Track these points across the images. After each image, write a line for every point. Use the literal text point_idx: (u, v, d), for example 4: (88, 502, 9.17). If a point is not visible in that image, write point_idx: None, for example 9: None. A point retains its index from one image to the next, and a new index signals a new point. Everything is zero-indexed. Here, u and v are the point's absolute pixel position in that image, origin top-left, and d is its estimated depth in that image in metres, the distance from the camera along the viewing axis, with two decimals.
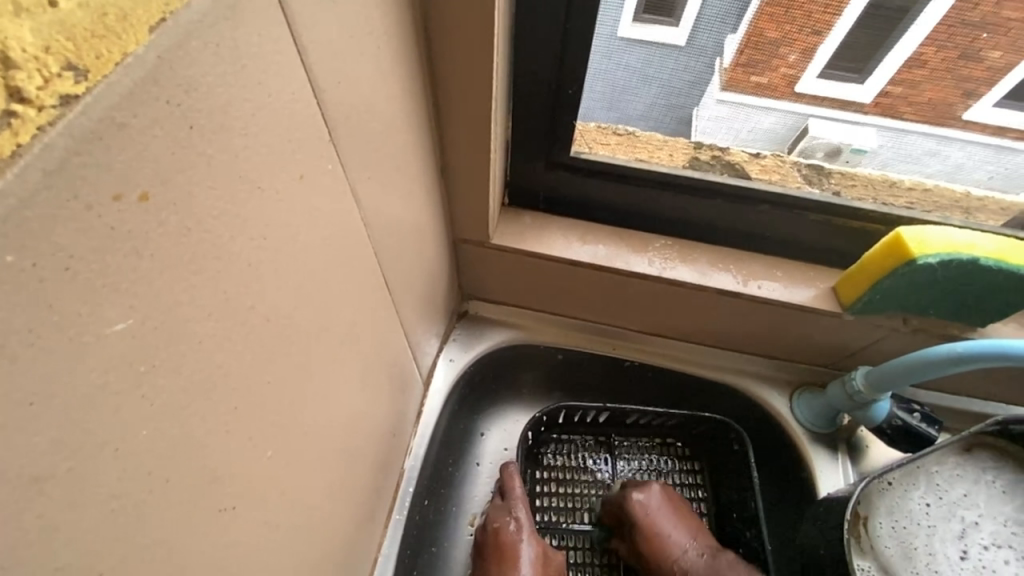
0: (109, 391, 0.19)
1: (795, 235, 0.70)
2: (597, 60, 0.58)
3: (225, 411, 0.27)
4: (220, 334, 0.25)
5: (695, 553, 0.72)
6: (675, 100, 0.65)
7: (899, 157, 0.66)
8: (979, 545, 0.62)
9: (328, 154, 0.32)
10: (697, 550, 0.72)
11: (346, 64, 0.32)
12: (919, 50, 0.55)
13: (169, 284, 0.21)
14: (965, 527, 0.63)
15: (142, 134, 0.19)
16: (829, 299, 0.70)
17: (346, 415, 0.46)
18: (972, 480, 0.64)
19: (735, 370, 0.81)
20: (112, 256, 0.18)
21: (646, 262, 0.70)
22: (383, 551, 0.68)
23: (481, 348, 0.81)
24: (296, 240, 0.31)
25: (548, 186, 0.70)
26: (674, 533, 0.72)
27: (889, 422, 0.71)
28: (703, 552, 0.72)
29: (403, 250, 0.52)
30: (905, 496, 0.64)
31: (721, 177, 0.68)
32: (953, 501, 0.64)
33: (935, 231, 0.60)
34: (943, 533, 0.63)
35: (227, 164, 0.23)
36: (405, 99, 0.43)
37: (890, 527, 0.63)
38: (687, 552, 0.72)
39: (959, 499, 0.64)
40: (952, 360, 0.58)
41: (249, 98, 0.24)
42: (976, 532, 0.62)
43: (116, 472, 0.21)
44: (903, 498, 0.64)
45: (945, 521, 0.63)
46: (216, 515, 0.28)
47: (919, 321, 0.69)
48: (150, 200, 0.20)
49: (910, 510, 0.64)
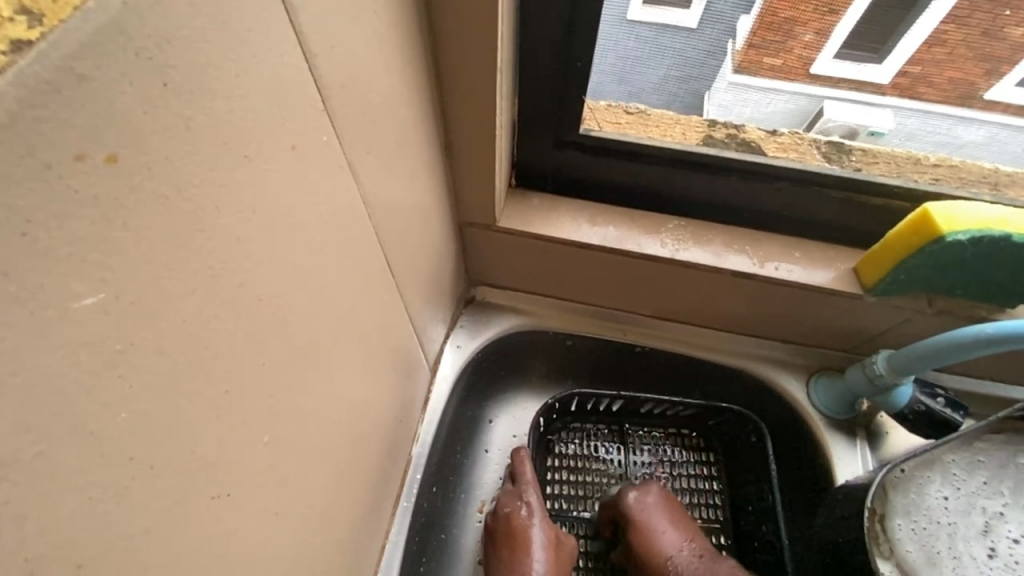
0: (81, 370, 0.18)
1: (814, 215, 0.68)
2: (607, 31, 0.55)
3: (215, 394, 0.26)
4: (206, 313, 0.24)
5: (688, 554, 0.69)
6: (690, 71, 0.62)
7: (925, 130, 0.63)
8: (1007, 539, 0.59)
9: (323, 125, 0.30)
10: (691, 552, 0.69)
11: (340, 28, 0.30)
12: (941, 27, 0.52)
13: (145, 257, 0.20)
14: (990, 519, 0.60)
15: (108, 87, 0.17)
16: (849, 281, 0.67)
17: (349, 401, 0.45)
18: (990, 467, 0.62)
19: (750, 355, 0.79)
20: (77, 223, 0.17)
21: (658, 244, 0.68)
22: (391, 539, 0.67)
23: (489, 334, 0.80)
24: (289, 214, 0.29)
25: (557, 166, 0.68)
26: (668, 532, 0.70)
27: (911, 407, 0.68)
28: (697, 555, 0.69)
29: (406, 232, 0.50)
30: (921, 491, 0.61)
31: (737, 154, 0.65)
32: (973, 491, 0.61)
33: (965, 208, 0.57)
34: (965, 529, 0.60)
35: (209, 129, 0.22)
36: (405, 71, 0.41)
37: (910, 528, 0.60)
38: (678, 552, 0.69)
39: (980, 488, 0.61)
40: (982, 342, 0.55)
41: (232, 58, 0.22)
42: (1002, 523, 0.60)
43: (92, 458, 0.19)
44: (919, 494, 0.61)
45: (966, 516, 0.60)
46: (208, 503, 0.27)
47: (945, 302, 0.66)
48: (120, 163, 0.18)
49: (929, 507, 0.61)
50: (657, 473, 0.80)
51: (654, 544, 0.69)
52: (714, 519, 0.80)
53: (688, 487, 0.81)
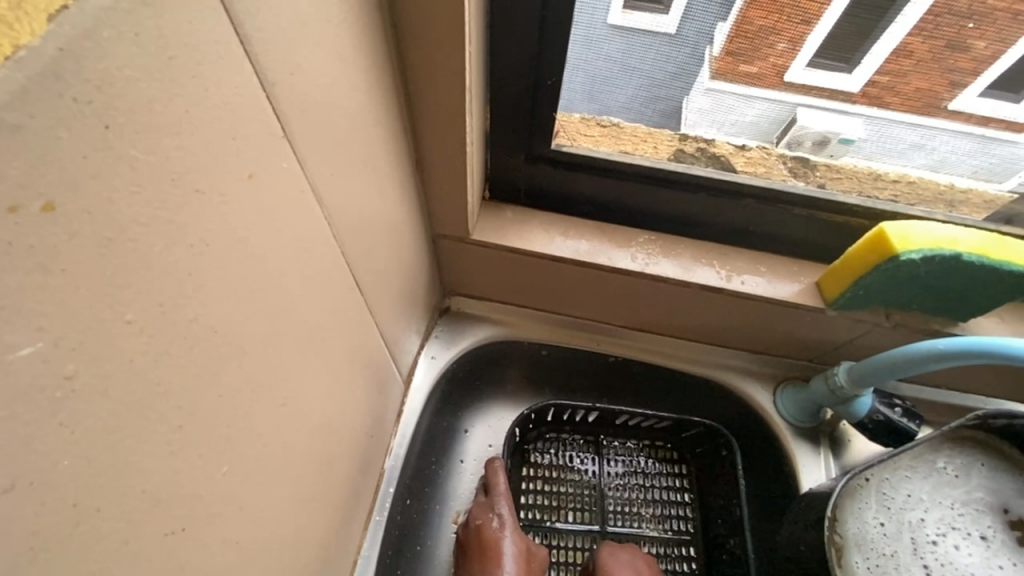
0: (16, 420, 0.18)
1: (781, 230, 0.70)
2: (577, 50, 0.56)
3: (167, 430, 0.25)
4: (156, 350, 0.23)
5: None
6: (658, 91, 0.63)
7: (884, 149, 0.65)
8: (928, 542, 0.62)
9: (282, 151, 0.30)
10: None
11: (300, 55, 0.30)
12: (906, 40, 0.54)
13: (89, 301, 0.20)
14: (915, 527, 0.62)
15: (43, 135, 0.17)
16: (813, 294, 0.69)
17: (315, 422, 0.44)
18: (913, 479, 0.64)
19: (721, 365, 0.81)
20: (11, 274, 0.17)
21: (630, 258, 0.69)
22: (363, 553, 0.67)
23: (463, 344, 0.80)
24: (246, 244, 0.29)
25: (529, 179, 0.68)
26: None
27: (870, 417, 0.70)
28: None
29: (375, 248, 0.50)
30: (860, 519, 0.62)
31: (705, 170, 0.67)
32: (900, 508, 0.63)
33: (919, 227, 0.59)
34: (903, 555, 0.61)
35: (157, 167, 0.21)
36: (372, 89, 0.41)
37: (867, 566, 0.60)
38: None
39: (905, 502, 0.63)
40: (934, 358, 0.58)
41: (181, 93, 0.22)
42: (923, 526, 0.62)
43: (32, 508, 0.19)
44: (861, 523, 0.62)
45: (899, 539, 0.62)
46: (161, 539, 0.26)
47: (901, 316, 0.69)
48: (57, 210, 0.18)
49: (872, 539, 0.62)
50: (631, 484, 0.81)
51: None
52: (684, 531, 0.80)
53: (662, 498, 0.82)
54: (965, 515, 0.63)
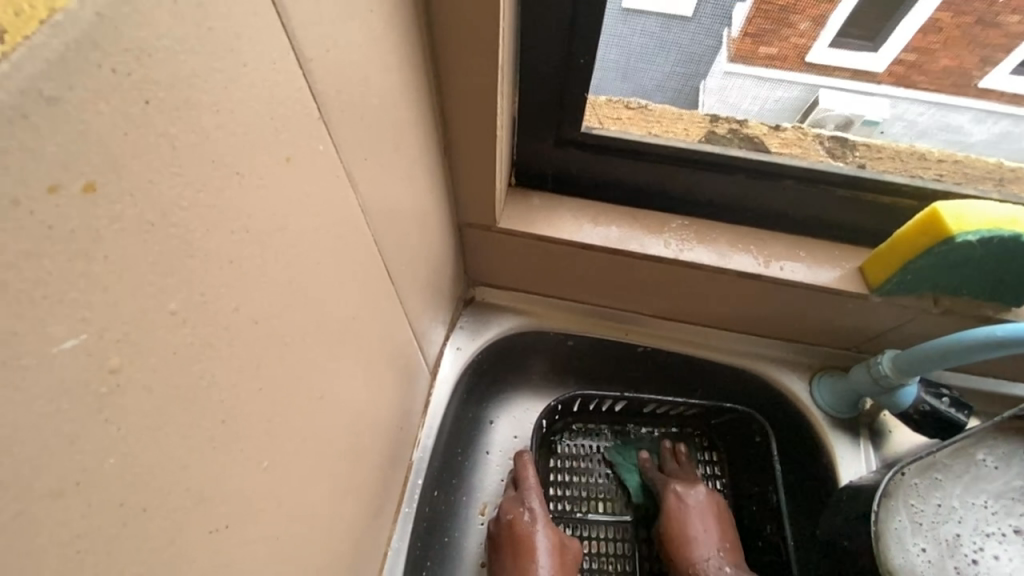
0: (59, 420, 0.17)
1: (822, 213, 0.66)
2: (611, 26, 0.53)
3: (210, 426, 0.24)
4: (199, 343, 0.22)
5: (718, 566, 0.71)
6: (694, 67, 0.60)
7: (933, 125, 0.61)
8: (967, 558, 0.58)
9: (318, 133, 0.29)
10: (721, 564, 0.72)
11: (335, 29, 0.28)
12: (936, 15, 0.51)
13: (132, 291, 0.18)
14: (952, 543, 0.59)
15: (82, 109, 0.15)
16: (855, 280, 0.66)
17: (349, 415, 0.43)
18: (944, 484, 0.61)
19: (754, 354, 0.78)
20: (52, 261, 0.15)
21: (662, 244, 0.67)
22: (392, 545, 0.66)
23: (489, 334, 0.79)
24: (284, 232, 0.27)
25: (557, 164, 0.66)
26: (704, 534, 0.72)
27: (915, 408, 0.68)
28: (725, 568, 0.71)
29: (405, 237, 0.48)
30: (900, 545, 0.58)
31: (739, 151, 0.64)
32: (932, 522, 0.59)
33: (975, 206, 0.56)
34: None
35: (198, 146, 0.20)
36: (402, 68, 0.39)
37: None
38: (709, 562, 0.72)
39: (936, 514, 0.60)
40: (989, 344, 0.54)
41: (220, 68, 0.20)
42: (960, 546, 0.58)
43: (78, 509, 0.18)
44: (902, 552, 0.58)
45: (942, 567, 0.57)
46: (206, 537, 0.26)
47: (950, 302, 0.65)
48: (97, 192, 0.16)
49: (917, 569, 0.57)
50: None
51: (690, 552, 0.72)
52: None
53: None
54: (999, 513, 0.60)
